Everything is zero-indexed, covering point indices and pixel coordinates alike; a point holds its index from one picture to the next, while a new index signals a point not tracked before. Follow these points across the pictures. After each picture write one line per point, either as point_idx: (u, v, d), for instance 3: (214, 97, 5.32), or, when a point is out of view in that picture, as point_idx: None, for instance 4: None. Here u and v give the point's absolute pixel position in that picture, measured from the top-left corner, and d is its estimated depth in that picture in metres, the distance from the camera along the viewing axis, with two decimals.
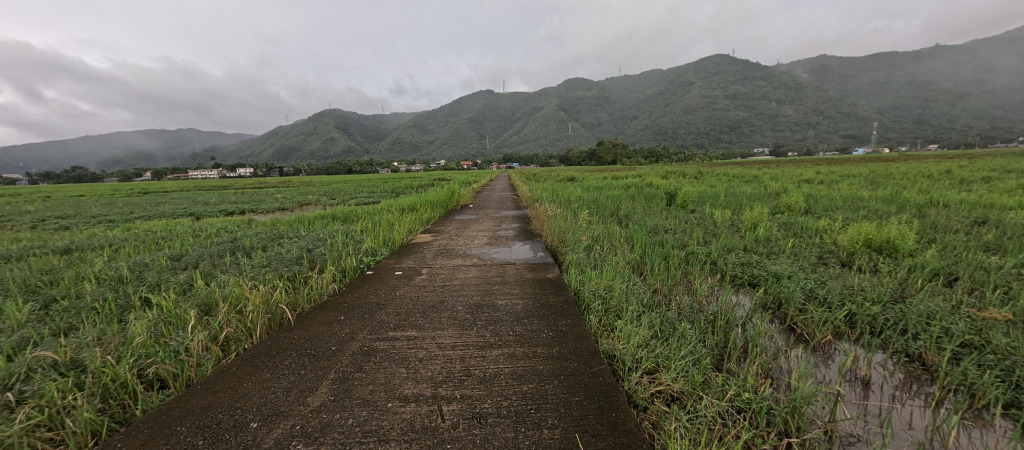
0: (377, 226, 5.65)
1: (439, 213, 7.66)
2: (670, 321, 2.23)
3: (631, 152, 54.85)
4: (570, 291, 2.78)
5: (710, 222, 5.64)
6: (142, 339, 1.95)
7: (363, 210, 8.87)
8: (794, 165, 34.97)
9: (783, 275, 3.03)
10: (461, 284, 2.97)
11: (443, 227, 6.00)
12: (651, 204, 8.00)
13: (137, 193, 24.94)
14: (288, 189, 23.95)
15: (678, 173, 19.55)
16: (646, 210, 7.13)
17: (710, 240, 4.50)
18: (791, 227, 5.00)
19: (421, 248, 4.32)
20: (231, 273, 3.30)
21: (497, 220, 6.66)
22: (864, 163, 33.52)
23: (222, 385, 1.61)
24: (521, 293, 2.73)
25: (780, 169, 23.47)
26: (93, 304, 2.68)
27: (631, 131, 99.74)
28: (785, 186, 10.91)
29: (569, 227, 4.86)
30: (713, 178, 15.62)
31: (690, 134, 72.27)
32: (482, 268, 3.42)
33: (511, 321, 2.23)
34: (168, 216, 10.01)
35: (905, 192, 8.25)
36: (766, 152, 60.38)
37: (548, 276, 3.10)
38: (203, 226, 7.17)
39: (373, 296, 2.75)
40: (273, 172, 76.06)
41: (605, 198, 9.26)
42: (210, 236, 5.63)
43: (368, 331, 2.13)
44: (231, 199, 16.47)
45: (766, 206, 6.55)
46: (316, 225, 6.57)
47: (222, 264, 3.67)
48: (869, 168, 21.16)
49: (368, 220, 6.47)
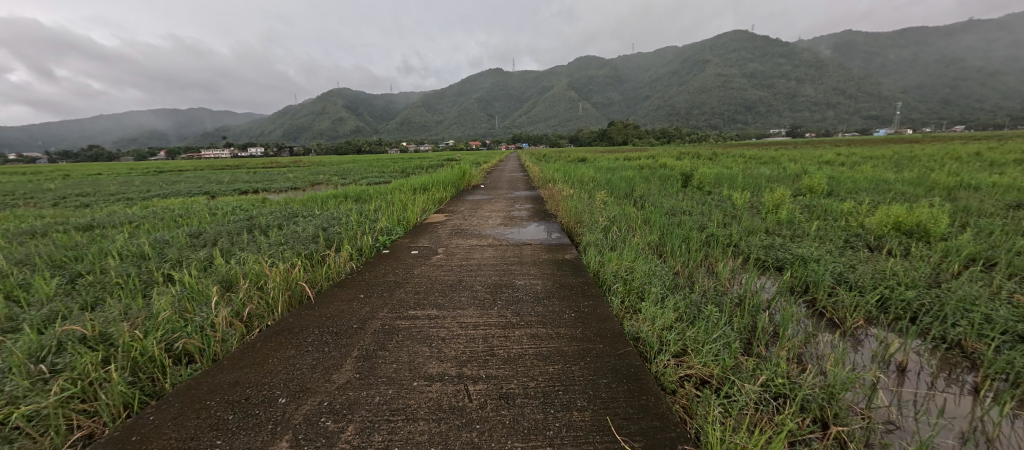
0: (390, 205, 5.63)
1: (451, 193, 7.62)
2: (696, 304, 2.17)
3: (644, 133, 53.65)
4: (589, 272, 2.73)
5: (730, 204, 5.48)
6: (167, 315, 1.98)
7: (374, 190, 8.85)
8: (811, 145, 33.92)
9: (810, 258, 2.93)
10: (479, 264, 2.94)
11: (456, 207, 5.98)
12: (666, 185, 7.83)
13: (154, 172, 25.46)
14: (300, 169, 24.16)
15: (693, 155, 19.05)
16: (661, 191, 6.98)
17: (730, 222, 4.38)
18: (815, 209, 4.83)
19: (435, 228, 4.29)
20: (249, 251, 3.33)
21: (511, 200, 6.59)
22: (885, 144, 32.40)
23: (248, 361, 1.61)
24: (540, 273, 2.70)
25: (799, 151, 22.79)
26: (117, 279, 2.74)
27: (644, 111, 97.36)
28: (805, 168, 10.57)
29: (585, 208, 4.77)
30: (729, 160, 15.18)
31: (704, 114, 70.25)
32: (498, 248, 3.39)
33: (531, 301, 2.20)
34: (184, 194, 10.18)
35: (934, 175, 7.92)
36: (783, 133, 58.57)
37: (566, 258, 3.06)
38: (219, 205, 7.24)
39: (391, 275, 2.74)
40: (284, 152, 76.56)
41: (618, 179, 9.09)
42: (226, 214, 5.69)
43: (389, 310, 2.13)
44: (244, 178, 16.67)
45: (786, 188, 6.34)
46: (329, 204, 6.58)
47: (239, 241, 3.71)
48: (892, 149, 20.46)
49: (381, 200, 6.44)
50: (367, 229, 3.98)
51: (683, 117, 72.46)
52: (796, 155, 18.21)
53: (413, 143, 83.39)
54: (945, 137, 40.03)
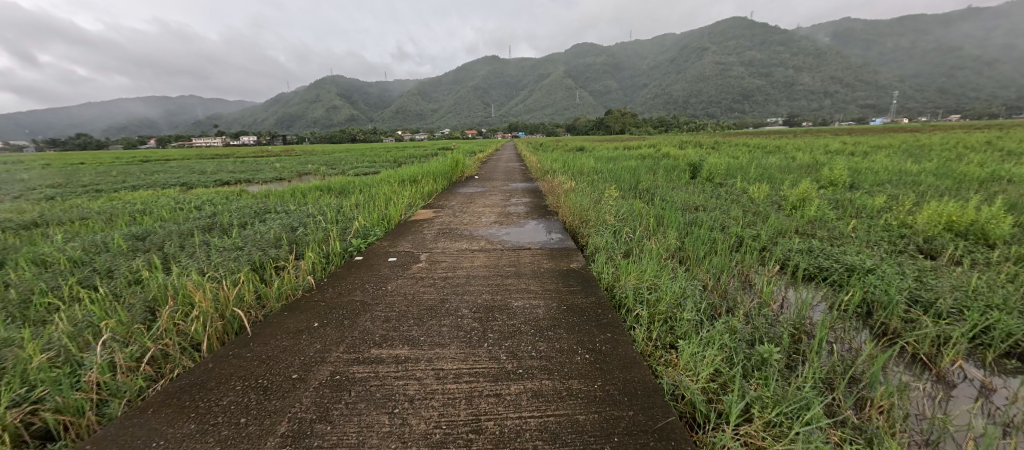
0: (373, 200, 5.10)
1: (443, 186, 7.09)
2: (746, 340, 1.68)
3: (642, 122, 52.96)
4: (601, 288, 2.24)
5: (747, 198, 4.98)
6: (43, 359, 1.47)
7: (360, 182, 8.27)
8: (811, 134, 33.41)
9: (863, 268, 2.45)
10: (467, 277, 2.42)
11: (447, 201, 5.45)
12: (672, 177, 7.32)
13: (136, 161, 24.57)
14: (289, 158, 23.36)
15: (695, 144, 18.53)
16: (668, 183, 6.48)
17: (753, 220, 3.89)
18: (845, 205, 4.35)
19: (420, 228, 3.78)
20: (196, 259, 2.80)
21: (506, 194, 6.06)
22: (885, 133, 32.01)
23: (124, 445, 1.11)
24: (541, 291, 2.20)
25: (802, 139, 22.34)
26: (18, 298, 2.21)
27: (642, 99, 96.28)
28: (816, 158, 10.09)
29: (589, 203, 4.25)
30: (733, 149, 14.69)
31: (703, 102, 69.46)
32: (490, 254, 2.88)
33: (531, 334, 1.71)
34: (158, 185, 9.54)
35: (956, 166, 7.46)
36: (782, 122, 58.15)
37: (572, 268, 2.56)
38: (190, 198, 6.66)
39: (359, 292, 2.23)
40: (277, 141, 75.37)
41: (621, 170, 8.57)
42: (192, 209, 5.13)
43: (346, 348, 1.62)
44: (229, 168, 15.99)
45: (805, 180, 5.84)
46: (309, 198, 6.03)
47: (190, 246, 3.17)
48: (894, 138, 20.11)
49: (364, 194, 5.89)
50: (340, 231, 3.46)
51: (682, 105, 71.65)
52: (799, 144, 17.74)
53: (409, 131, 82.04)
54: (944, 126, 39.84)
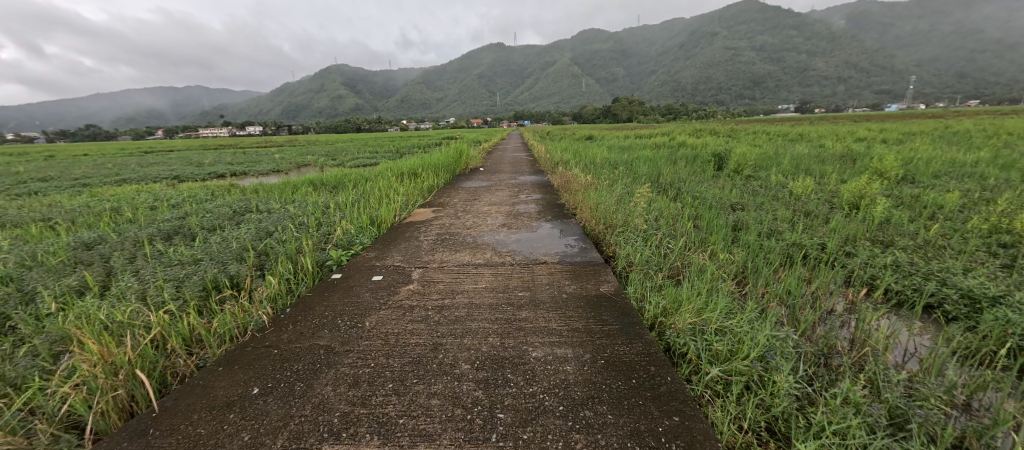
0: (367, 198, 4.59)
1: (445, 179, 6.55)
2: (883, 431, 1.13)
3: (651, 110, 51.61)
4: (645, 327, 1.69)
5: (791, 195, 4.36)
6: None
7: (357, 175, 7.74)
8: (827, 121, 32.26)
9: (987, 297, 1.87)
10: (469, 308, 1.88)
11: (449, 197, 4.93)
12: (695, 169, 6.71)
13: (138, 152, 24.33)
14: (291, 148, 22.92)
15: (709, 132, 17.71)
16: (693, 176, 5.89)
17: (805, 222, 3.31)
18: (911, 204, 3.73)
19: (417, 232, 3.27)
20: (140, 278, 2.31)
21: (514, 189, 5.52)
22: (905, 119, 30.81)
23: None
24: (566, 330, 1.66)
25: (821, 127, 21.39)
26: None
27: (651, 86, 94.19)
28: (847, 146, 9.40)
29: (612, 201, 3.66)
30: (752, 137, 13.91)
31: (714, 89, 67.54)
32: (497, 271, 2.32)
33: (559, 416, 1.16)
34: (148, 179, 9.08)
35: (1009, 156, 6.77)
36: (795, 110, 56.49)
37: (601, 292, 2.02)
38: (173, 194, 6.19)
39: (329, 329, 1.71)
40: (282, 131, 75.09)
41: (637, 161, 7.97)
42: (167, 208, 4.65)
43: (289, 440, 1.10)
44: (227, 160, 15.55)
45: (850, 173, 5.20)
46: (298, 194, 5.51)
47: (141, 258, 2.67)
48: (919, 125, 19.15)
49: (359, 190, 5.37)
50: (319, 240, 2.93)
51: (692, 92, 69.85)
52: (821, 131, 16.82)
53: (413, 120, 81.19)
54: (966, 113, 38.28)
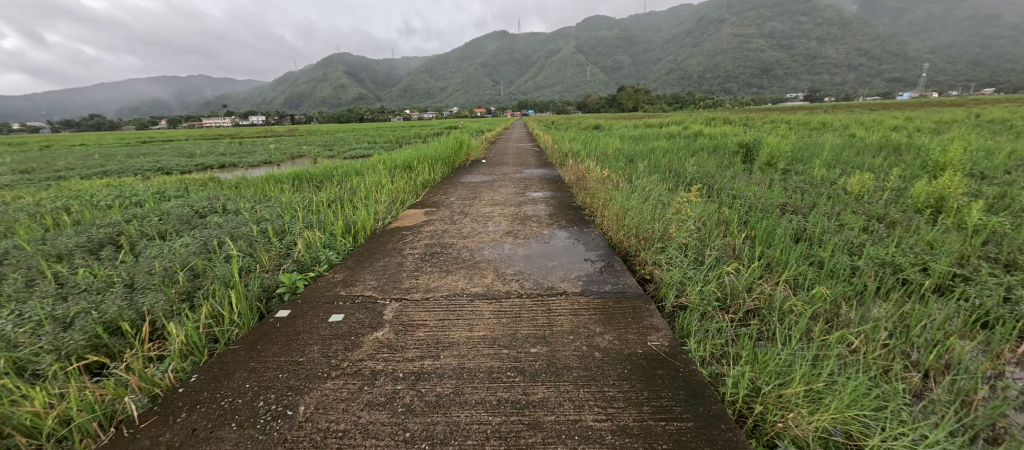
0: (352, 198, 4.00)
1: (445, 173, 5.94)
2: None
3: (659, 99, 50.39)
4: (731, 423, 1.08)
5: (848, 195, 3.68)
6: None
7: (349, 168, 7.12)
8: (841, 110, 31.22)
9: None
10: (458, 380, 1.27)
11: (446, 194, 4.34)
12: (721, 161, 6.05)
13: (136, 142, 24.00)
14: (290, 138, 22.33)
15: (723, 121, 16.84)
16: (721, 170, 5.25)
17: (884, 231, 2.68)
18: (1002, 207, 3.08)
19: (403, 243, 2.68)
20: (20, 316, 1.72)
21: (520, 184, 4.91)
22: (922, 109, 29.71)
23: None
24: (608, 432, 1.04)
25: (840, 115, 20.40)
26: None
27: (657, 74, 92.25)
28: (881, 136, 8.67)
29: (641, 202, 3.00)
30: (771, 126, 13.10)
31: (723, 77, 65.83)
32: (501, 310, 1.70)
33: None
34: (130, 171, 8.55)
35: None
36: (805, 98, 55.04)
37: (649, 348, 1.40)
38: (143, 188, 5.60)
39: (238, 422, 1.10)
40: (284, 120, 74.44)
41: (654, 152, 7.30)
42: (125, 206, 4.08)
43: None
44: (220, 150, 14.96)
45: (907, 168, 4.53)
46: (277, 190, 4.90)
47: (41, 282, 2.06)
48: (942, 113, 18.22)
49: (346, 188, 4.76)
50: (275, 258, 2.31)
51: (700, 79, 68.08)
52: (844, 120, 15.91)
53: (416, 110, 80.10)
54: (985, 103, 36.94)
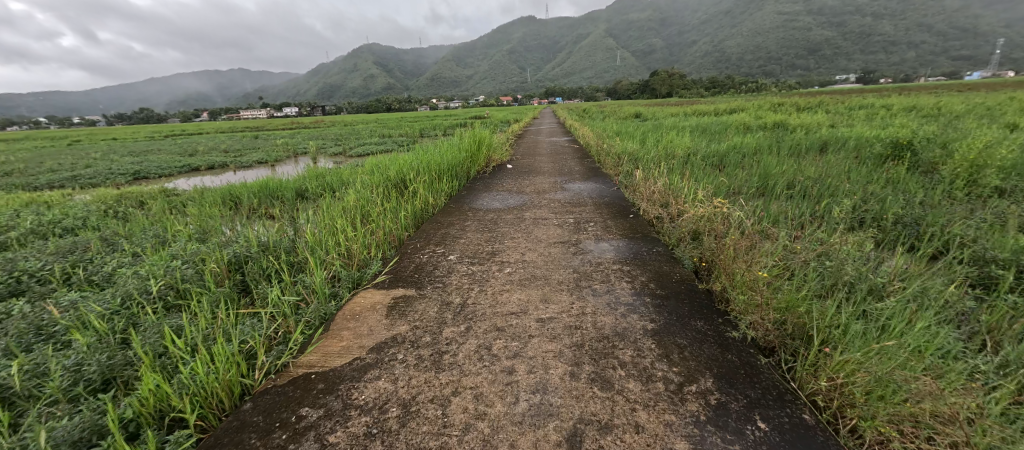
0: (279, 259, 2.32)
1: (451, 188, 4.20)
2: None
3: (697, 84, 46.51)
4: None
5: None
6: None
7: (334, 174, 5.52)
8: (911, 92, 27.29)
9: None
10: None
11: (445, 242, 2.57)
12: (872, 171, 3.90)
13: (158, 136, 23.93)
14: (307, 131, 21.39)
15: (795, 107, 13.97)
16: (897, 192, 3.16)
17: None
18: None
19: None
20: None
21: (566, 216, 3.07)
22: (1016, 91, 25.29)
23: None
24: None
25: (937, 98, 16.85)
26: None
27: (694, 58, 86.29)
28: None
29: (948, 376, 1.08)
30: (869, 113, 10.35)
31: (768, 59, 60.26)
32: None
33: None
34: (99, 177, 7.41)
35: None
36: (860, 79, 49.57)
37: None
38: (44, 213, 4.11)
39: None
40: (315, 112, 75.58)
41: (745, 155, 5.21)
42: None
43: None
44: (223, 147, 13.86)
45: None
46: (201, 224, 3.31)
47: None
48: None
49: (294, 226, 3.08)
50: None
51: (745, 61, 62.49)
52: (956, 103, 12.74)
53: (442, 98, 79.05)
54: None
